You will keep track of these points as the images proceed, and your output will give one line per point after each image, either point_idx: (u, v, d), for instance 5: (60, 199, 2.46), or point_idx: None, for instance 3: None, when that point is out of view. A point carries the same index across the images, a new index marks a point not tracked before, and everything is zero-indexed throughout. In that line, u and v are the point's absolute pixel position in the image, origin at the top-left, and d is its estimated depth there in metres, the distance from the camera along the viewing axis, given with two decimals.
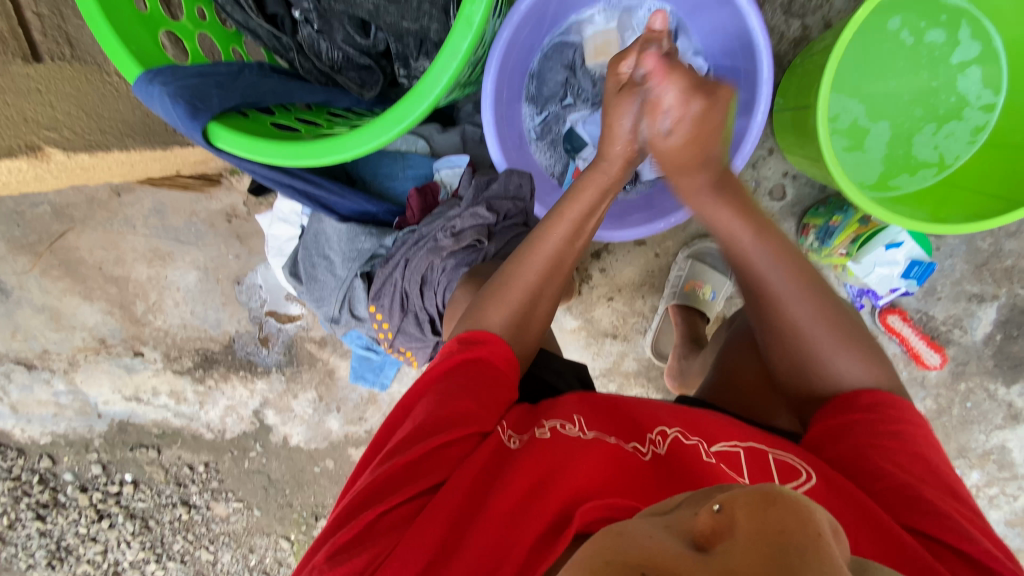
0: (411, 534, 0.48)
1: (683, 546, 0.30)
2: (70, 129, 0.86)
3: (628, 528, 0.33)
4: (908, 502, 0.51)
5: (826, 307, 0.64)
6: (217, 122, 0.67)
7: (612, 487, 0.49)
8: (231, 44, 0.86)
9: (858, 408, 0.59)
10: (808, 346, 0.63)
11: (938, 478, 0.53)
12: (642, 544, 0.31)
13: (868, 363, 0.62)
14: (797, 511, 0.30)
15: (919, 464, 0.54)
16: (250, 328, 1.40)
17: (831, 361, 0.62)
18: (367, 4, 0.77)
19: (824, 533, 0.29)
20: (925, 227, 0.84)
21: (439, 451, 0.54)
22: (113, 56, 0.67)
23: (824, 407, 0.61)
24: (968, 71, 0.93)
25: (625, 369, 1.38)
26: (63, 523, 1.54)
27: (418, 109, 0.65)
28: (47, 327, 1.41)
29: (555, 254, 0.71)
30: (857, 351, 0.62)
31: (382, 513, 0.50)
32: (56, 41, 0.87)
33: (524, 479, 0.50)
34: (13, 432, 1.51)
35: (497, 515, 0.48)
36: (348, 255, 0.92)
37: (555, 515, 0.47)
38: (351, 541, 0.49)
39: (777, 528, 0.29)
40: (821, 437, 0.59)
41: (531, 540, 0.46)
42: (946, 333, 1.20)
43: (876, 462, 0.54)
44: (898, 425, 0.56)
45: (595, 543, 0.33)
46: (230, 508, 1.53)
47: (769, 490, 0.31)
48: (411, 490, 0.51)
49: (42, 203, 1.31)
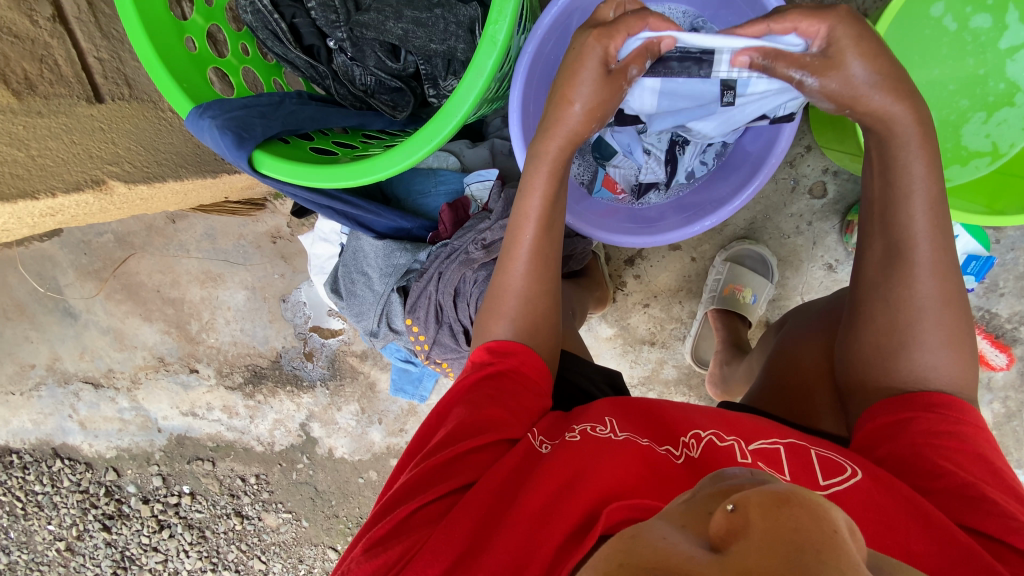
0: (442, 528, 0.48)
1: (698, 549, 0.29)
2: (131, 163, 0.93)
3: (644, 532, 0.32)
4: (967, 501, 0.48)
5: (949, 303, 0.57)
6: (262, 150, 0.71)
7: (641, 488, 0.49)
8: (272, 76, 0.91)
9: (915, 406, 0.55)
10: (900, 350, 0.57)
11: (1000, 478, 0.50)
12: (656, 547, 0.30)
13: (959, 367, 0.56)
14: (811, 509, 0.28)
15: (979, 463, 0.51)
16: (296, 343, 1.46)
17: (920, 365, 0.56)
18: (396, 29, 0.80)
19: (839, 531, 0.28)
20: (980, 219, 0.81)
21: (470, 454, 0.55)
22: (167, 94, 0.72)
23: (878, 404, 0.57)
24: (1018, 56, 0.88)
25: (665, 377, 1.36)
26: (127, 533, 1.63)
27: (446, 127, 0.67)
28: (111, 347, 1.50)
29: (540, 252, 0.70)
30: (953, 349, 0.56)
31: (415, 509, 0.51)
32: (116, 82, 0.93)
33: (554, 478, 0.50)
34: (82, 447, 1.61)
35: (525, 513, 0.48)
36: (385, 270, 0.94)
37: (583, 514, 0.47)
38: (384, 535, 0.50)
39: (792, 527, 0.28)
40: (872, 438, 0.56)
41: (560, 539, 0.45)
42: (1012, 331, 1.12)
43: (932, 461, 0.51)
44: (959, 424, 0.53)
45: (611, 547, 0.32)
46: (280, 519, 1.59)
47: (782, 491, 0.30)
48: (443, 489, 0.52)
49: (106, 231, 1.41)
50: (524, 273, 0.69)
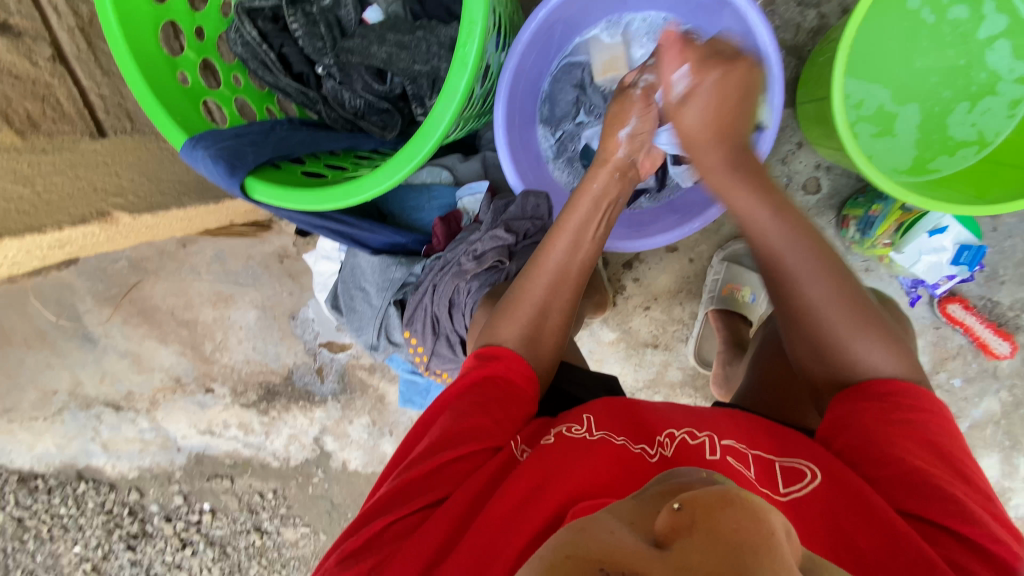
0: (414, 542, 0.50)
1: (644, 544, 0.30)
2: (134, 194, 0.97)
3: (593, 525, 0.34)
4: (912, 488, 0.50)
5: (844, 290, 0.62)
6: (254, 177, 0.74)
7: (613, 488, 0.50)
8: (266, 104, 0.94)
9: (872, 396, 0.57)
10: (829, 348, 0.62)
11: (946, 460, 0.51)
12: (603, 541, 0.31)
13: (888, 344, 0.60)
14: (751, 511, 0.30)
15: (928, 448, 0.52)
16: (306, 359, 1.49)
17: (851, 356, 0.60)
18: (380, 53, 0.84)
19: (776, 532, 0.29)
20: (969, 210, 0.80)
21: (446, 466, 0.56)
22: (162, 127, 0.75)
23: (834, 399, 0.60)
24: (996, 45, 0.87)
25: (670, 379, 1.36)
26: (152, 552, 1.67)
27: (427, 146, 0.69)
28: (130, 370, 1.55)
29: (565, 268, 0.73)
30: (873, 332, 0.60)
31: (390, 522, 0.53)
32: (117, 117, 0.98)
33: (524, 483, 0.51)
34: (105, 468, 1.66)
35: (492, 519, 0.49)
36: (382, 284, 0.97)
37: (548, 518, 0.48)
38: (359, 548, 0.52)
39: (731, 527, 0.29)
40: (829, 429, 0.58)
41: (524, 542, 0.47)
42: (1017, 318, 1.10)
43: (881, 450, 0.53)
44: (909, 410, 0.55)
45: (560, 539, 0.34)
46: (298, 533, 1.61)
47: (728, 493, 0.31)
48: (418, 502, 0.54)
49: (121, 258, 1.46)
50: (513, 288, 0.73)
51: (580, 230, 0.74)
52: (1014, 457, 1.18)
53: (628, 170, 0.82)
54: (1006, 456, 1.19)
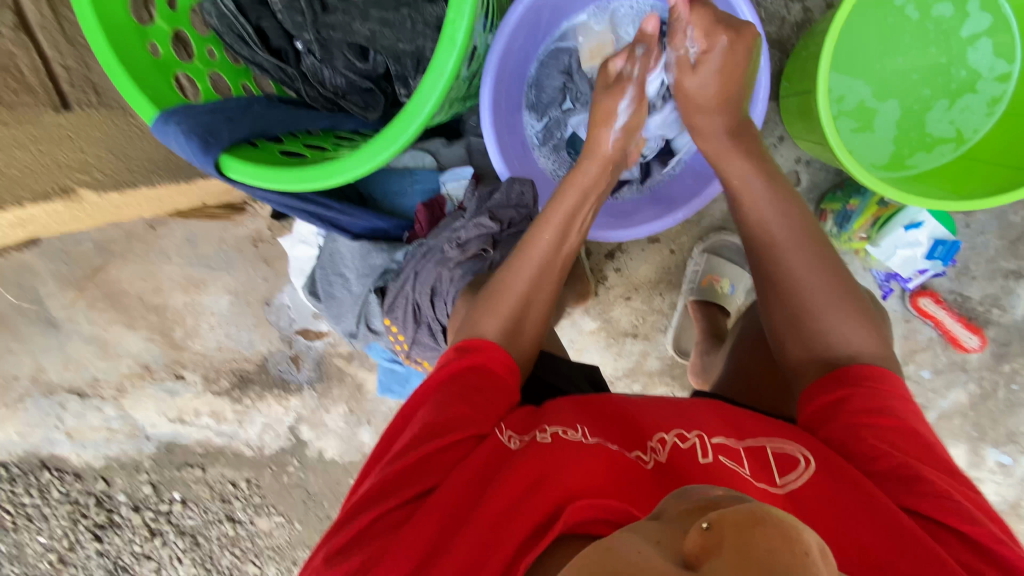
0: (402, 537, 0.50)
1: (674, 565, 0.30)
2: (102, 171, 0.92)
3: (619, 544, 0.34)
4: (904, 482, 0.51)
5: (831, 284, 0.65)
6: (228, 154, 0.71)
7: (609, 488, 0.50)
8: (241, 79, 0.90)
9: (847, 383, 0.58)
10: (814, 333, 0.64)
11: (933, 453, 0.53)
12: (633, 560, 0.31)
13: (864, 339, 0.62)
14: (784, 529, 0.30)
15: (916, 441, 0.54)
16: (282, 346, 1.46)
17: (834, 340, 0.62)
18: (364, 30, 0.81)
19: (811, 552, 0.29)
20: (944, 204, 0.82)
21: (433, 457, 0.56)
22: (130, 99, 0.71)
23: (816, 382, 0.61)
24: (979, 43, 0.91)
25: (649, 369, 1.37)
26: (120, 542, 1.63)
27: (412, 126, 0.67)
28: (96, 356, 1.50)
29: (551, 258, 0.73)
30: (857, 332, 0.62)
31: (379, 516, 0.52)
32: (82, 90, 0.91)
33: (519, 477, 0.51)
34: (70, 458, 1.60)
35: (485, 516, 0.49)
36: (362, 271, 0.95)
37: (542, 514, 0.48)
38: (349, 542, 0.52)
39: (765, 549, 0.29)
40: (814, 419, 0.59)
41: (519, 540, 0.47)
42: (984, 313, 1.15)
43: (869, 443, 0.54)
44: (890, 399, 0.56)
45: (587, 559, 0.34)
46: (272, 522, 1.59)
47: (759, 509, 0.31)
48: (406, 494, 0.53)
49: (85, 240, 1.40)
50: (515, 272, 0.72)
51: (564, 220, 0.75)
52: (978, 445, 1.23)
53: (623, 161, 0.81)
54: (970, 445, 1.24)
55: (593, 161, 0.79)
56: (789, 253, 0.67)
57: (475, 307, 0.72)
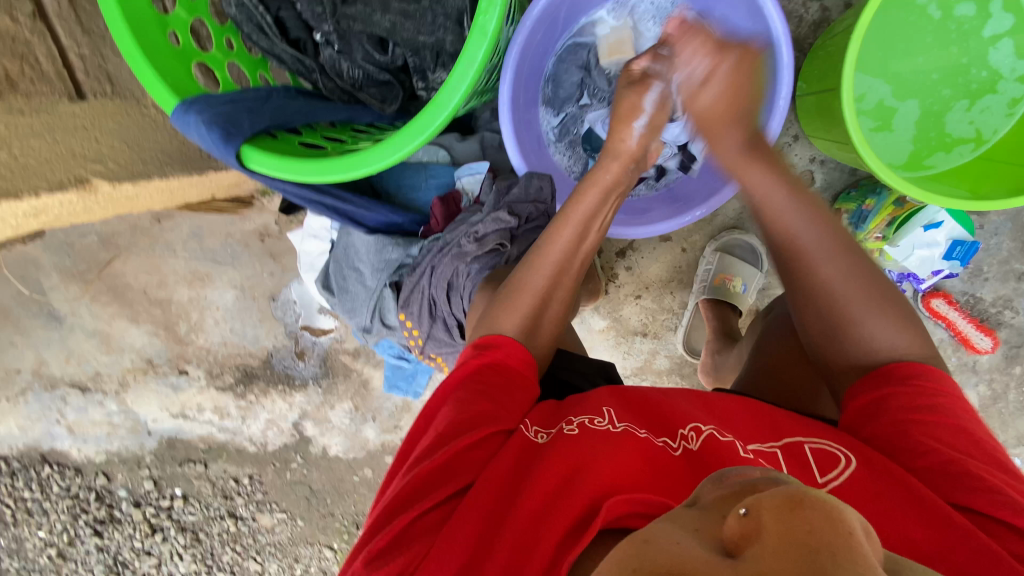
0: (441, 540, 0.48)
1: (714, 555, 0.29)
2: (115, 161, 0.91)
3: (654, 535, 0.33)
4: (955, 478, 0.50)
5: (859, 280, 0.63)
6: (250, 144, 0.70)
7: (644, 482, 0.49)
8: (258, 70, 0.89)
9: (893, 381, 0.58)
10: (840, 328, 0.63)
11: (982, 449, 0.52)
12: (670, 552, 0.30)
13: (896, 338, 0.61)
14: (826, 511, 0.28)
15: (963, 437, 0.53)
16: (287, 342, 1.45)
17: (863, 338, 0.62)
18: (384, 21, 0.80)
19: (855, 532, 0.28)
20: (963, 204, 0.81)
21: (463, 455, 0.55)
22: (151, 90, 0.70)
23: (857, 381, 0.61)
24: (1000, 44, 0.89)
25: (658, 368, 1.37)
26: (120, 538, 1.61)
27: (438, 118, 0.66)
28: (98, 350, 1.48)
29: (567, 251, 0.71)
30: (892, 333, 0.61)
31: (413, 519, 0.51)
32: (97, 80, 0.91)
33: (556, 473, 0.50)
34: (71, 452, 1.58)
35: (525, 514, 0.48)
36: (377, 265, 0.94)
37: (583, 509, 0.47)
38: (384, 548, 0.50)
39: (807, 530, 0.28)
40: (857, 416, 0.59)
41: (559, 537, 0.46)
42: (996, 315, 1.14)
43: (915, 440, 0.54)
44: (936, 396, 0.56)
45: (621, 551, 0.33)
46: (275, 519, 1.58)
47: (797, 492, 0.29)
48: (440, 496, 0.52)
49: (90, 232, 1.38)
50: (539, 270, 0.70)
51: (583, 216, 0.73)
52: None
53: (644, 159, 0.80)
54: None
55: (615, 159, 0.78)
56: (807, 243, 0.66)
57: (494, 302, 0.71)
